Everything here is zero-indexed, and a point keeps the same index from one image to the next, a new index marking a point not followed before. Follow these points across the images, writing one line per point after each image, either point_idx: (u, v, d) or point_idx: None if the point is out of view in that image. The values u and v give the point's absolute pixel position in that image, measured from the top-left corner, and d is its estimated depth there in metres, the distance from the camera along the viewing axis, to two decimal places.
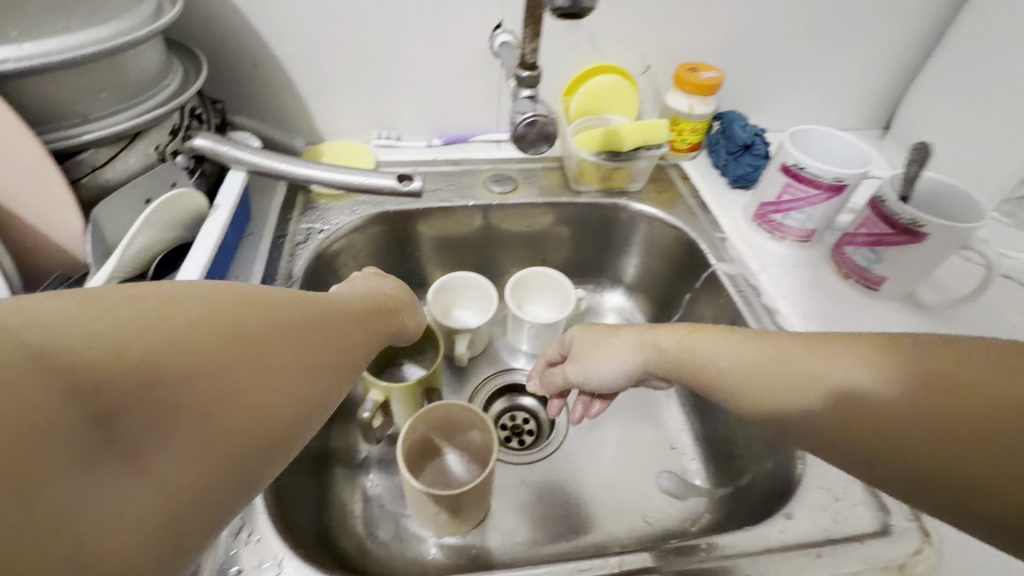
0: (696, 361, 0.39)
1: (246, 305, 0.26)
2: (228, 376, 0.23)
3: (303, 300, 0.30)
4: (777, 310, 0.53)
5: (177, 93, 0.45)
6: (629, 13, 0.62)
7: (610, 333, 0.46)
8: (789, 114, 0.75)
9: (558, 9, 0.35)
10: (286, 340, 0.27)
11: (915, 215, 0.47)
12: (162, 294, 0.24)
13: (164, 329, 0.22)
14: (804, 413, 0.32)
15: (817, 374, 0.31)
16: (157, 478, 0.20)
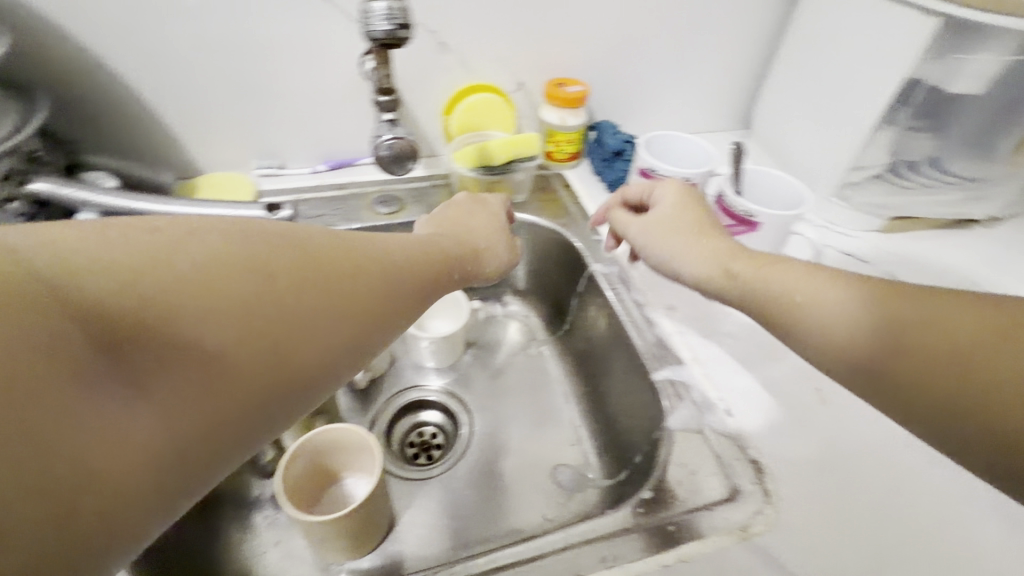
0: (756, 279, 0.42)
1: (260, 265, 0.30)
2: (232, 333, 0.28)
3: (338, 258, 0.34)
4: (645, 303, 0.57)
5: (8, 137, 0.44)
6: (493, 35, 0.65)
7: (694, 216, 0.49)
8: (662, 120, 0.81)
9: (377, 39, 0.36)
10: (299, 301, 0.31)
11: (747, 206, 0.52)
12: (191, 248, 0.28)
13: (178, 283, 0.26)
14: (832, 337, 0.37)
15: (877, 309, 0.36)
16: (161, 409, 0.25)
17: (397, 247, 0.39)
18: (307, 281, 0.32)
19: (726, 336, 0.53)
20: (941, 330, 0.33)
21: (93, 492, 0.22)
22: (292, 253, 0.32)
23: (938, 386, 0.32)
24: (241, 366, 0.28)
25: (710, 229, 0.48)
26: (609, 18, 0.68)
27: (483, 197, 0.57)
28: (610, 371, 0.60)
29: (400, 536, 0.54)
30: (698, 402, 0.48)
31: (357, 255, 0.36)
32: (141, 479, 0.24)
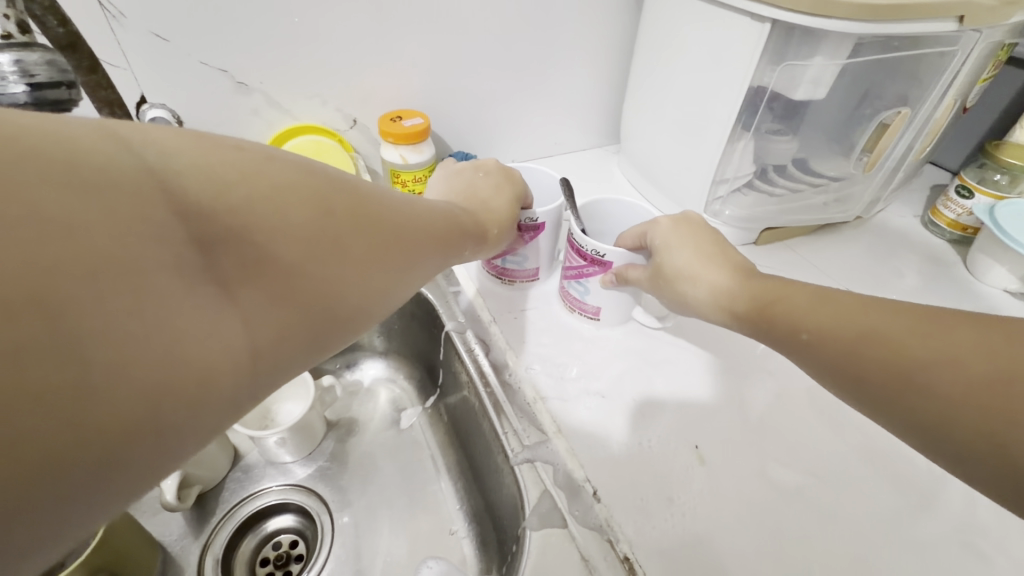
0: (766, 310, 0.37)
1: (354, 196, 0.30)
2: (301, 241, 0.26)
3: (394, 200, 0.33)
4: (504, 365, 0.50)
5: None
6: (306, 68, 0.56)
7: (699, 245, 0.44)
8: (527, 145, 0.75)
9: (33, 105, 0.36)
10: (369, 229, 0.30)
11: (595, 246, 0.46)
12: (294, 168, 0.27)
13: (251, 187, 0.24)
14: (836, 362, 0.32)
15: (859, 334, 0.31)
16: (234, 314, 0.23)
17: (439, 210, 0.39)
18: (381, 215, 0.31)
19: (593, 395, 0.47)
20: (917, 346, 0.28)
21: (173, 382, 0.20)
22: (370, 190, 0.32)
23: (923, 408, 0.27)
24: (302, 279, 0.26)
25: (727, 255, 0.43)
26: (442, 42, 0.61)
27: (511, 171, 0.51)
28: (479, 445, 0.52)
29: None
30: (562, 487, 0.41)
31: (404, 198, 0.35)
32: (230, 375, 0.22)
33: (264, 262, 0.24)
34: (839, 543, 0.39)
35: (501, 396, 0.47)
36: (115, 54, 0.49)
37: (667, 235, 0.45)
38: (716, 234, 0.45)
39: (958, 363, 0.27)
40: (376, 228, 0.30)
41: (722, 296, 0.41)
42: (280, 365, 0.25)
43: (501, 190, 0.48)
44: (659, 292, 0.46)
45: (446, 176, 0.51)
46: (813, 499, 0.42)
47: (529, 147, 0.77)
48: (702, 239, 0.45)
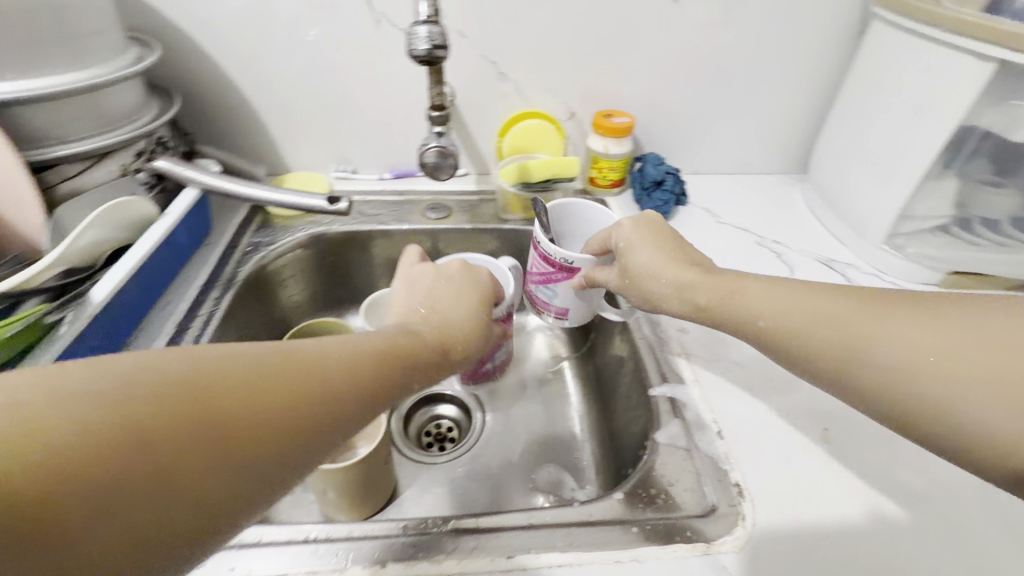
0: (747, 312, 0.43)
1: (225, 377, 0.28)
2: (210, 413, 0.27)
3: (298, 356, 0.31)
4: (659, 323, 0.58)
5: (147, 123, 0.56)
6: (549, 67, 0.72)
7: (665, 245, 0.49)
8: (712, 158, 0.82)
9: (418, 56, 0.43)
10: (276, 394, 0.29)
11: (564, 254, 0.53)
12: (132, 366, 0.26)
13: (104, 401, 0.24)
14: (818, 348, 0.39)
15: (864, 337, 0.37)
16: (106, 526, 0.23)
17: (373, 344, 0.36)
18: (274, 376, 0.30)
19: (733, 364, 0.53)
20: (854, 325, 0.38)
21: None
22: (263, 357, 0.30)
23: (856, 367, 0.38)
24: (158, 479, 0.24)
25: (685, 251, 0.49)
26: (659, 57, 0.72)
27: (475, 271, 0.50)
28: (619, 388, 0.61)
29: (397, 510, 0.58)
30: (690, 420, 0.48)
31: (315, 347, 0.33)
32: (145, 541, 0.24)
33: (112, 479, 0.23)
34: (961, 553, 0.40)
35: (653, 345, 0.55)
36: None
37: (630, 235, 0.50)
38: (674, 231, 0.51)
39: (882, 333, 0.37)
40: (289, 386, 0.30)
41: (685, 294, 0.46)
42: (176, 557, 0.25)
43: (464, 294, 0.47)
44: (626, 290, 0.51)
45: (410, 279, 0.50)
46: (940, 511, 0.43)
47: (714, 161, 0.84)
48: (662, 235, 0.51)
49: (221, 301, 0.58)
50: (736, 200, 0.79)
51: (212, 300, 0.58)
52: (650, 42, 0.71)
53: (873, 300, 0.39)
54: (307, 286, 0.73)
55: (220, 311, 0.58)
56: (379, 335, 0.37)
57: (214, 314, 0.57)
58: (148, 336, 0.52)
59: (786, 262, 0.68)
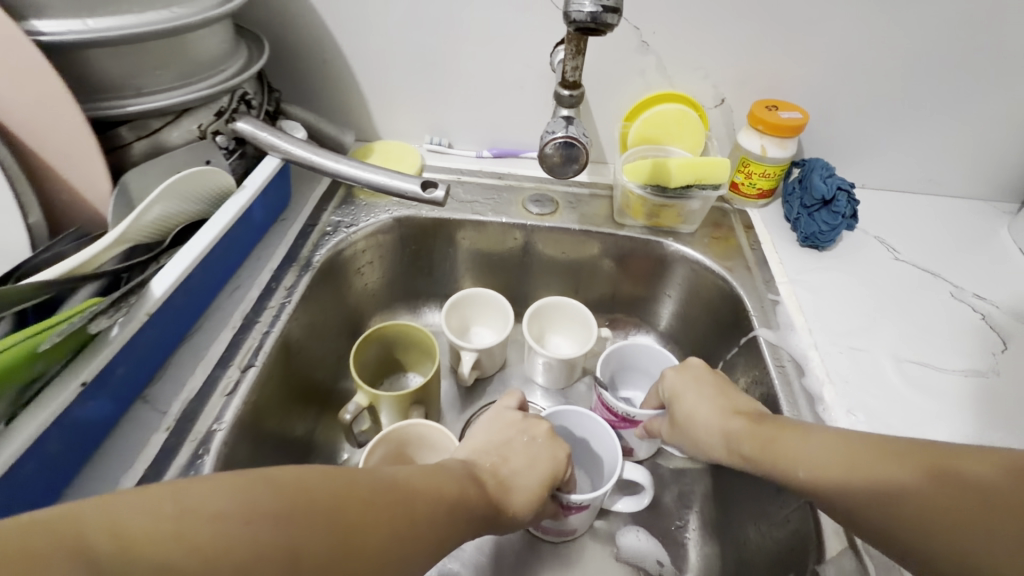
0: (775, 452, 0.36)
1: (308, 518, 0.26)
2: (340, 548, 0.26)
3: (376, 498, 0.29)
4: (820, 397, 0.45)
5: (230, 77, 0.47)
6: (705, 39, 0.57)
7: (715, 391, 0.42)
8: (892, 172, 0.65)
9: (576, 22, 0.31)
10: (381, 537, 0.28)
11: (626, 412, 0.49)
12: (246, 488, 0.25)
13: (267, 519, 0.25)
14: (837, 493, 0.32)
15: (872, 475, 0.31)
16: None
17: (441, 493, 0.32)
18: (348, 520, 0.27)
19: None
20: (912, 507, 0.29)
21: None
22: (347, 494, 0.28)
23: (884, 511, 0.30)
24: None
25: (738, 397, 0.42)
26: (857, 34, 0.55)
27: (561, 447, 0.42)
28: None
29: (464, 556, 0.50)
30: (872, 557, 0.36)
31: (396, 487, 0.30)
32: None
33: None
34: None
35: None
36: None
37: (673, 382, 0.45)
38: (725, 376, 0.44)
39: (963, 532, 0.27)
40: (387, 536, 0.28)
41: (728, 437, 0.39)
42: None
43: (539, 465, 0.39)
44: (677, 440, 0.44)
45: (488, 421, 0.43)
46: None
47: (896, 174, 0.65)
48: (710, 381, 0.44)
49: (293, 290, 0.51)
50: (920, 230, 0.62)
51: (283, 288, 0.51)
52: (850, 13, 0.54)
53: (944, 469, 0.29)
54: (386, 273, 0.64)
55: (293, 303, 0.50)
56: (445, 478, 0.34)
57: (285, 307, 0.49)
58: (212, 328, 0.46)
59: (996, 330, 0.51)
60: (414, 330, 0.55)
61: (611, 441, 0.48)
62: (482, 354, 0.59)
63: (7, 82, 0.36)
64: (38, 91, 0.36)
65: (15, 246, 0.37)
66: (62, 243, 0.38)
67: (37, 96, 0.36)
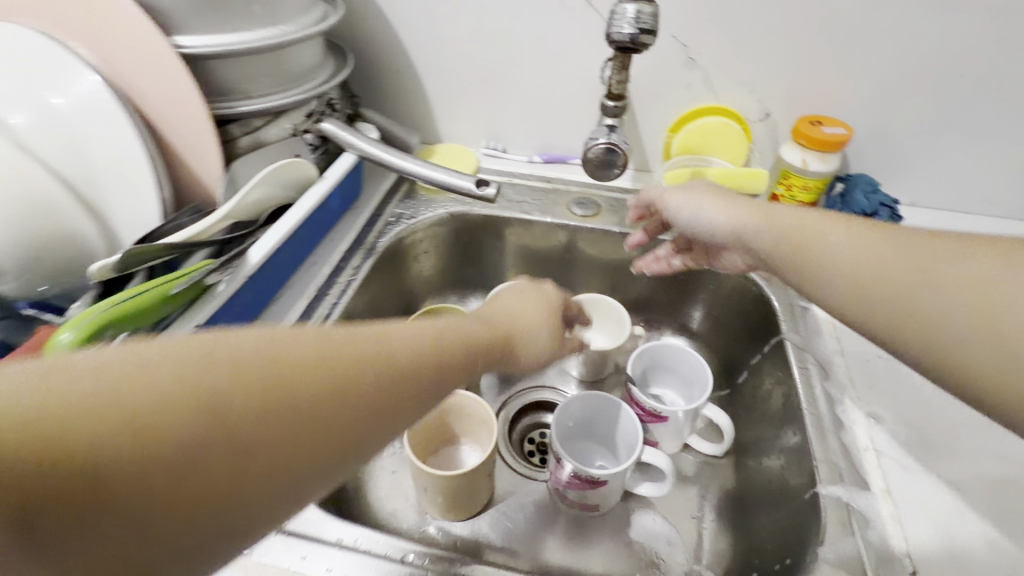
0: (804, 240, 0.40)
1: (244, 386, 0.21)
2: (273, 403, 0.21)
3: (348, 357, 0.24)
4: (840, 399, 0.46)
5: (320, 84, 0.55)
6: (751, 57, 0.60)
7: (720, 197, 0.47)
8: (942, 192, 0.64)
9: (616, 41, 0.35)
10: (338, 382, 0.23)
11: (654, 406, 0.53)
12: (137, 364, 0.20)
13: (140, 397, 0.19)
14: (875, 270, 0.36)
15: (899, 259, 0.35)
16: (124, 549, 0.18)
17: (435, 343, 0.29)
18: (280, 376, 0.22)
19: (942, 483, 0.40)
20: (916, 282, 0.34)
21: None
22: (315, 356, 0.23)
23: (913, 294, 0.34)
24: (127, 527, 0.18)
25: (739, 197, 0.47)
26: (908, 53, 0.56)
27: (543, 286, 0.45)
28: (771, 461, 0.51)
29: (492, 521, 0.55)
30: (874, 545, 0.37)
31: (374, 353, 0.26)
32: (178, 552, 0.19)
33: (67, 516, 0.18)
34: None
35: (829, 427, 0.44)
36: None
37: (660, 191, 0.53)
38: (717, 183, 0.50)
39: (975, 290, 0.32)
40: (355, 388, 0.24)
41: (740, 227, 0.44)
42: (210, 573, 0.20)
43: (533, 301, 0.42)
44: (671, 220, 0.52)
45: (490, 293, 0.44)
46: None
47: (946, 194, 0.65)
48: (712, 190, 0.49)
49: (359, 270, 0.58)
50: None
51: (351, 267, 0.58)
52: (900, 32, 0.55)
53: (961, 247, 0.34)
54: (439, 263, 0.71)
55: (358, 280, 0.58)
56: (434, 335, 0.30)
57: (351, 283, 0.57)
58: (290, 296, 0.54)
59: None
60: (460, 314, 0.61)
61: (632, 422, 0.51)
62: None
63: (156, 84, 0.44)
64: (177, 91, 0.44)
65: (147, 215, 0.45)
66: (184, 215, 0.46)
67: (175, 95, 0.44)
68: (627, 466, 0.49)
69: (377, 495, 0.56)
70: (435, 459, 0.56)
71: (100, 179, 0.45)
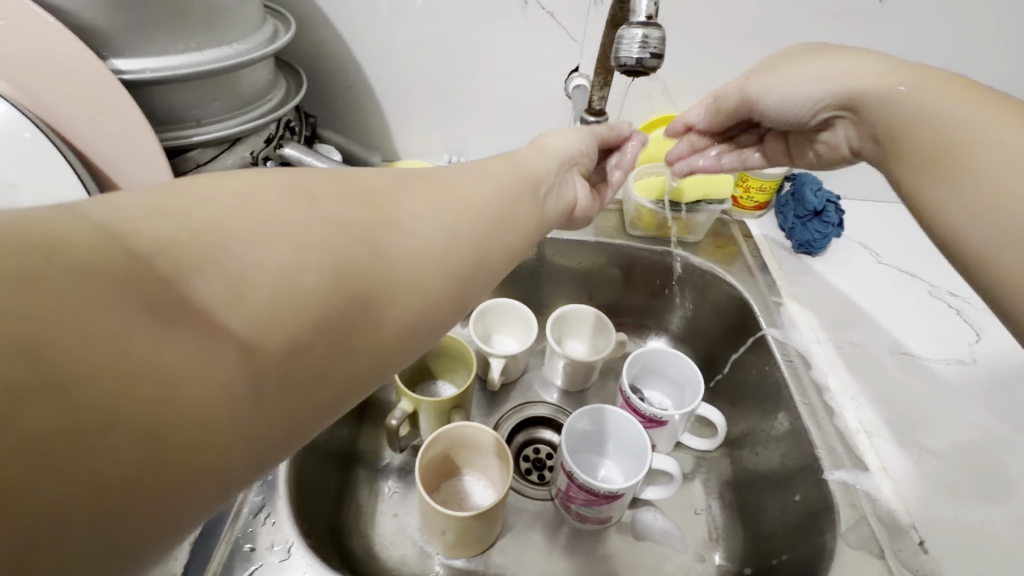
0: (911, 98, 0.35)
1: (365, 200, 0.25)
2: (400, 198, 0.27)
3: (429, 183, 0.29)
4: (826, 386, 0.50)
5: (277, 107, 0.50)
6: (706, 69, 0.63)
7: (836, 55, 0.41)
8: (870, 185, 0.72)
9: (623, 65, 0.35)
10: (444, 193, 0.29)
11: (655, 411, 0.54)
12: (285, 190, 0.23)
13: (294, 192, 0.23)
14: (982, 139, 0.30)
15: (1010, 143, 0.29)
16: (319, 291, 0.21)
17: (493, 184, 0.32)
18: (405, 188, 0.28)
19: (928, 454, 0.46)
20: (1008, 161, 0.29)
21: (201, 414, 0.17)
22: (414, 180, 0.29)
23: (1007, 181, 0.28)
24: (333, 294, 0.22)
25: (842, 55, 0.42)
26: None
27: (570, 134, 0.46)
28: (767, 450, 0.53)
29: (505, 548, 0.53)
30: (884, 524, 0.41)
31: (468, 188, 0.30)
32: (367, 295, 0.23)
33: (284, 285, 0.20)
34: None
35: (823, 415, 0.48)
36: (578, 29, 0.60)
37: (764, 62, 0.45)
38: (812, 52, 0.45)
39: None
40: (466, 192, 0.30)
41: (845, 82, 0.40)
42: (395, 326, 0.24)
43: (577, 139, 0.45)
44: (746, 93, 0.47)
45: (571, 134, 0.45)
46: None
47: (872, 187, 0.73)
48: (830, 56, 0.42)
49: None
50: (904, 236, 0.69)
51: None
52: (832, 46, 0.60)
53: None
54: None
55: None
56: (497, 164, 0.35)
57: None
58: None
59: (969, 322, 0.59)
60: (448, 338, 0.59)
61: (637, 428, 0.53)
62: (509, 359, 0.62)
63: (103, 122, 0.39)
64: (125, 125, 0.39)
65: None
66: None
67: (122, 130, 0.39)
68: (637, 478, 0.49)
69: (382, 542, 0.53)
70: (439, 494, 0.53)
71: None
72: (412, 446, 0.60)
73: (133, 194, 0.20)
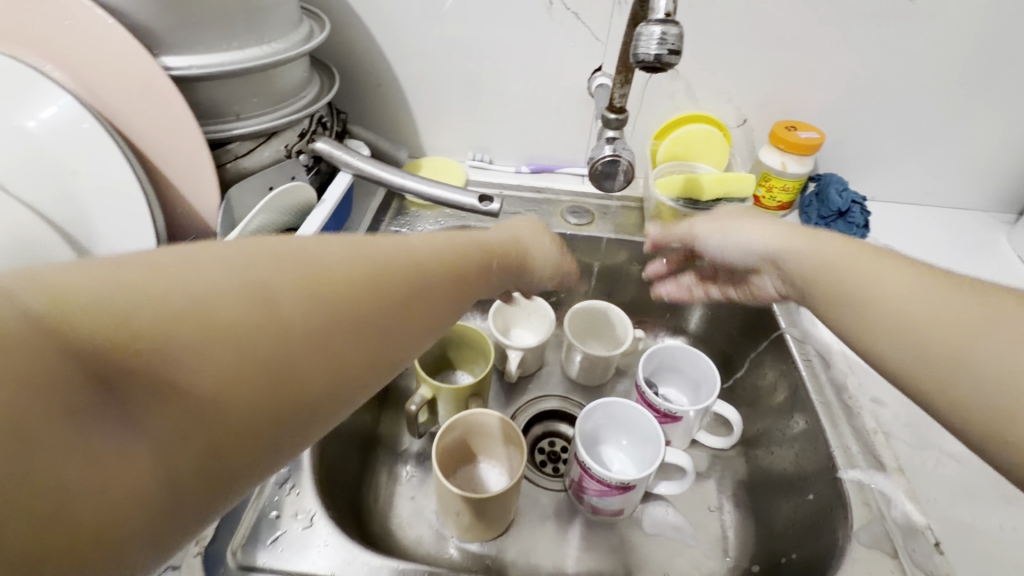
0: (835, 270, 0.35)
1: (334, 272, 0.23)
2: (376, 270, 0.25)
3: (401, 248, 0.27)
4: (845, 386, 0.50)
5: (311, 103, 0.53)
6: (729, 69, 0.63)
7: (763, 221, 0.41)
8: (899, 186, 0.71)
9: (642, 62, 0.36)
10: (420, 265, 0.27)
11: (670, 406, 0.55)
12: (236, 254, 0.21)
13: (247, 258, 0.21)
14: (895, 326, 0.32)
15: (907, 299, 0.32)
16: (271, 377, 0.20)
17: (459, 249, 0.31)
18: (382, 256, 0.26)
19: (948, 458, 0.45)
20: (927, 332, 0.30)
21: (129, 520, 0.16)
22: (395, 246, 0.27)
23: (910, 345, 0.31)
24: (284, 382, 0.20)
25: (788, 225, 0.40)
26: (869, 60, 0.61)
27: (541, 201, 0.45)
28: (783, 449, 0.53)
29: (518, 534, 0.54)
30: (899, 527, 0.41)
31: (440, 256, 0.29)
32: (321, 380, 0.22)
33: (226, 376, 0.19)
34: None
35: (840, 415, 0.48)
36: (602, 29, 0.61)
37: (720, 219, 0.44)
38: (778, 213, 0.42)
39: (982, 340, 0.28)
40: (438, 261, 0.29)
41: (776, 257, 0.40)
42: (344, 408, 0.23)
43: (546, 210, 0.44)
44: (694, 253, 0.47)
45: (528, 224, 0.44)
46: None
47: (901, 188, 0.71)
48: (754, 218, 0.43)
49: None
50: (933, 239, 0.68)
51: None
52: (860, 45, 0.60)
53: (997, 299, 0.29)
54: None
55: None
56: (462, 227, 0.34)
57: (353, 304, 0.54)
58: None
59: None
60: (466, 328, 0.61)
61: (651, 422, 0.53)
62: (527, 352, 0.64)
63: (152, 114, 0.42)
64: (172, 117, 0.42)
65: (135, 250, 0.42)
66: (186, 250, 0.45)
67: (169, 121, 0.42)
68: (649, 470, 0.49)
69: (399, 524, 0.54)
70: (455, 480, 0.54)
71: (89, 213, 0.42)
72: (430, 433, 0.61)
73: (61, 262, 0.17)
